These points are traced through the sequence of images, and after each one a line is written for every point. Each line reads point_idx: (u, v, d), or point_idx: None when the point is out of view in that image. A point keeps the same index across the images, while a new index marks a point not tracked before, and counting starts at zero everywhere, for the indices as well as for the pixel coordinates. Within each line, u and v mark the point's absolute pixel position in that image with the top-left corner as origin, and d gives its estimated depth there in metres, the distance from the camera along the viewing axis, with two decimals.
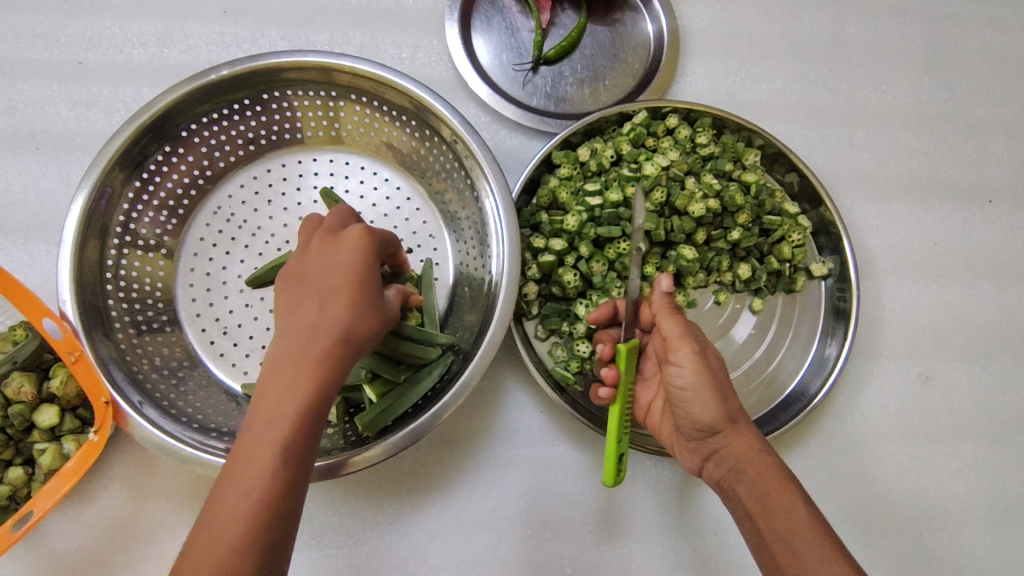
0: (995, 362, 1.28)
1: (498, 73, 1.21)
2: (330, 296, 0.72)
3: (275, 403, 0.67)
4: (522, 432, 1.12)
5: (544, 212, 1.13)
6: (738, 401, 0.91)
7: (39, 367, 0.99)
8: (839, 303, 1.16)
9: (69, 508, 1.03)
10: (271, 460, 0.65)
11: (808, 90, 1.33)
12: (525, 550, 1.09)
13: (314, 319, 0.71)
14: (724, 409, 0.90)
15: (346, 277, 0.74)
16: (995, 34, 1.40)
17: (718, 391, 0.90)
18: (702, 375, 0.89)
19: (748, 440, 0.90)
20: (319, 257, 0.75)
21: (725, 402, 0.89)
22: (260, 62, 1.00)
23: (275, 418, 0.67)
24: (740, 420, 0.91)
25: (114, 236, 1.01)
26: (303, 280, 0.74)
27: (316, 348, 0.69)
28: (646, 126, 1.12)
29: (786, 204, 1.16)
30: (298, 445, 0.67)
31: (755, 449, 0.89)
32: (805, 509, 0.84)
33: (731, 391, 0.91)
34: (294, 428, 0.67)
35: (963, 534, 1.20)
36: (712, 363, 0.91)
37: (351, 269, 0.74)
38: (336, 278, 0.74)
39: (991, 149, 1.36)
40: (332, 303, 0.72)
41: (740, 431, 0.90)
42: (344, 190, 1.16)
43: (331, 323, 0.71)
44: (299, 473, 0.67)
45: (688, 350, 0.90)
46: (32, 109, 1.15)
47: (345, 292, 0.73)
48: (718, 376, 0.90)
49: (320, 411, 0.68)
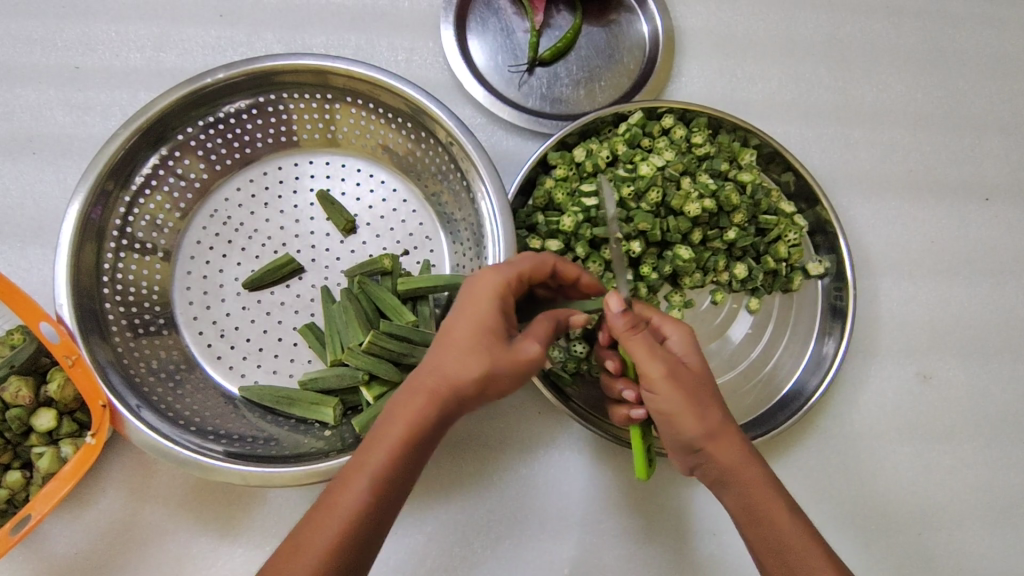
0: (993, 360, 1.28)
1: (494, 74, 1.22)
2: (454, 332, 0.79)
3: (383, 427, 0.75)
4: (519, 434, 1.12)
5: (540, 212, 1.13)
6: (719, 416, 0.84)
7: (36, 371, 0.99)
8: (836, 301, 1.15)
9: (67, 511, 1.03)
10: (361, 479, 0.73)
11: (804, 89, 1.33)
12: (523, 552, 1.09)
13: (437, 353, 0.79)
14: (704, 429, 0.83)
15: (472, 314, 0.79)
16: (991, 31, 1.41)
17: (696, 411, 0.83)
18: (677, 400, 0.82)
19: (735, 455, 0.84)
20: (465, 295, 0.81)
21: (703, 423, 0.83)
22: (257, 65, 1.00)
23: (379, 442, 0.75)
24: (722, 436, 0.84)
25: (111, 238, 1.01)
26: (450, 316, 0.81)
27: (428, 381, 0.77)
28: (642, 126, 1.13)
29: (782, 203, 1.17)
30: (391, 473, 0.74)
31: (740, 463, 0.84)
32: (794, 517, 0.84)
33: (712, 406, 0.84)
34: (390, 455, 0.74)
35: (962, 533, 1.20)
36: (688, 382, 0.83)
37: (479, 304, 0.79)
38: (461, 312, 0.80)
39: (988, 147, 1.36)
40: (452, 338, 0.78)
41: (723, 448, 0.84)
42: (340, 192, 1.16)
43: (448, 359, 0.77)
44: (387, 499, 0.74)
45: (662, 376, 0.82)
46: (30, 114, 1.16)
47: (466, 328, 0.78)
48: (697, 394, 0.83)
49: (409, 457, 0.75)
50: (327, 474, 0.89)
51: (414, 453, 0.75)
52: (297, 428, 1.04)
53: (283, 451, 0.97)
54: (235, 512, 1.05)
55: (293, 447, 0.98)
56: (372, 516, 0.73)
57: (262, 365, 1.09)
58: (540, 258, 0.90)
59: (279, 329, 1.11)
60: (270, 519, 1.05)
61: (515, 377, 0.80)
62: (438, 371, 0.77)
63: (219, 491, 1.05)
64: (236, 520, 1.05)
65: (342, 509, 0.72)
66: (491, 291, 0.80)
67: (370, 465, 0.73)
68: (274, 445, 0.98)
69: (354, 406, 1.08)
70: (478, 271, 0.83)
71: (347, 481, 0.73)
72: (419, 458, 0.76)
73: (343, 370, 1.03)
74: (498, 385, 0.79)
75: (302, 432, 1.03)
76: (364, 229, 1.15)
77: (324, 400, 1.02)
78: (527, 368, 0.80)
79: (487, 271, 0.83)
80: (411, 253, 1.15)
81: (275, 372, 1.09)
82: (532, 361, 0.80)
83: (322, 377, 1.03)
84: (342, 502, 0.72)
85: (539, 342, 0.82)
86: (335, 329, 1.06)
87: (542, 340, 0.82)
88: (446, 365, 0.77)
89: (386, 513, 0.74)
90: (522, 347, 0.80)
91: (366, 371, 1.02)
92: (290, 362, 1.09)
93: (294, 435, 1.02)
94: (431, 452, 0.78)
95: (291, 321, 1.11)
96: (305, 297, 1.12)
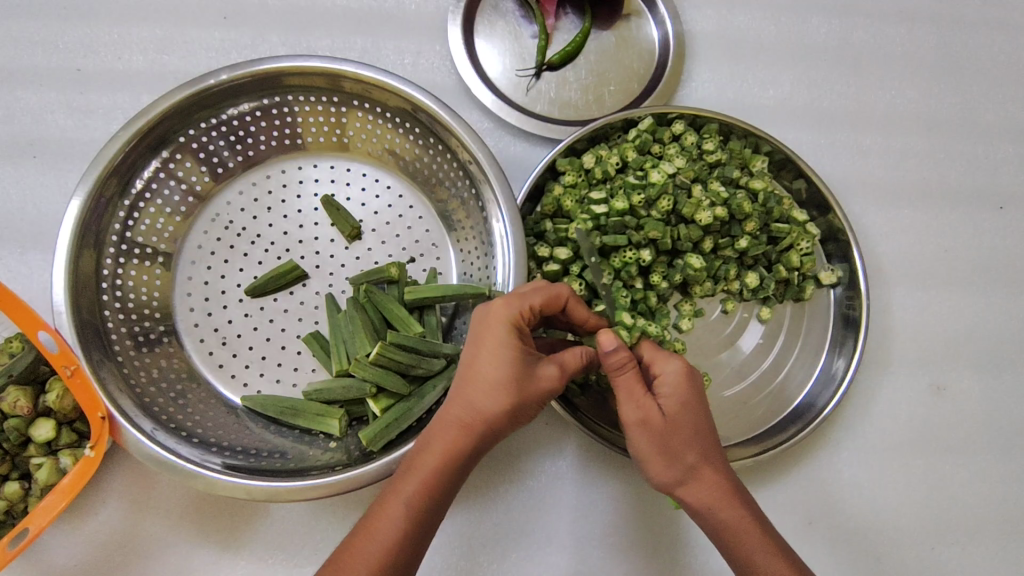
0: (1007, 370, 1.26)
1: (502, 79, 1.19)
2: (476, 368, 0.83)
3: (418, 458, 0.81)
4: (528, 446, 1.10)
5: (548, 220, 1.10)
6: (692, 457, 0.83)
7: (35, 380, 0.97)
8: (849, 311, 1.14)
9: (66, 523, 1.01)
10: (394, 507, 0.78)
11: (816, 95, 1.31)
12: (530, 565, 1.07)
13: (463, 386, 0.83)
14: (671, 473, 0.84)
15: (486, 346, 0.82)
16: (1004, 35, 1.39)
17: (666, 456, 0.84)
18: (645, 445, 0.84)
19: (708, 496, 0.84)
20: (481, 327, 0.84)
21: (675, 466, 0.84)
22: (260, 67, 0.98)
23: (413, 471, 0.80)
24: (698, 476, 0.84)
25: (111, 244, 0.99)
26: (470, 347, 0.84)
27: (458, 413, 0.82)
28: (652, 132, 1.10)
29: (794, 210, 1.13)
30: (424, 500, 0.78)
31: (716, 504, 0.83)
32: (770, 559, 0.82)
33: (686, 449, 0.83)
34: (425, 482, 0.79)
35: (973, 547, 1.18)
36: (660, 428, 0.83)
37: (495, 338, 0.82)
38: (478, 346, 0.83)
39: (1002, 154, 1.35)
40: (477, 372, 0.82)
41: (698, 487, 0.84)
42: (345, 197, 1.14)
43: (473, 393, 0.82)
44: (424, 523, 0.78)
45: (633, 422, 0.84)
46: (30, 117, 1.14)
47: (489, 364, 0.82)
48: (667, 441, 0.83)
49: (445, 488, 0.80)
50: (335, 489, 0.87)
51: (449, 477, 0.80)
52: (302, 439, 1.02)
53: (288, 464, 0.95)
54: (239, 525, 1.03)
55: (298, 460, 0.97)
56: (411, 540, 0.77)
57: (266, 373, 1.07)
58: (553, 288, 0.88)
59: (282, 336, 1.08)
60: (273, 532, 1.03)
61: (538, 403, 0.84)
62: (466, 405, 0.82)
63: (221, 502, 1.03)
64: (238, 532, 1.03)
65: (378, 537, 0.76)
66: (503, 323, 0.82)
67: (404, 494, 0.78)
68: (279, 458, 0.97)
69: (360, 417, 1.06)
70: (493, 299, 0.86)
71: (384, 507, 0.78)
72: (453, 484, 0.81)
73: (350, 383, 1.01)
74: (525, 410, 0.84)
75: (307, 444, 1.01)
76: (370, 236, 1.13)
77: (330, 411, 1.00)
78: (547, 395, 0.84)
79: (499, 303, 0.84)
80: (417, 260, 1.13)
81: (279, 381, 1.07)
82: (553, 386, 0.84)
83: (329, 389, 1.01)
84: (378, 531, 0.77)
85: (560, 369, 0.85)
86: (340, 338, 1.04)
87: (562, 367, 0.86)
88: (474, 398, 0.82)
89: (423, 535, 0.78)
90: (541, 375, 0.83)
91: (374, 383, 1.00)
92: (294, 371, 1.07)
93: (299, 447, 1.00)
94: (466, 475, 0.83)
95: (294, 329, 1.09)
96: (309, 305, 1.10)
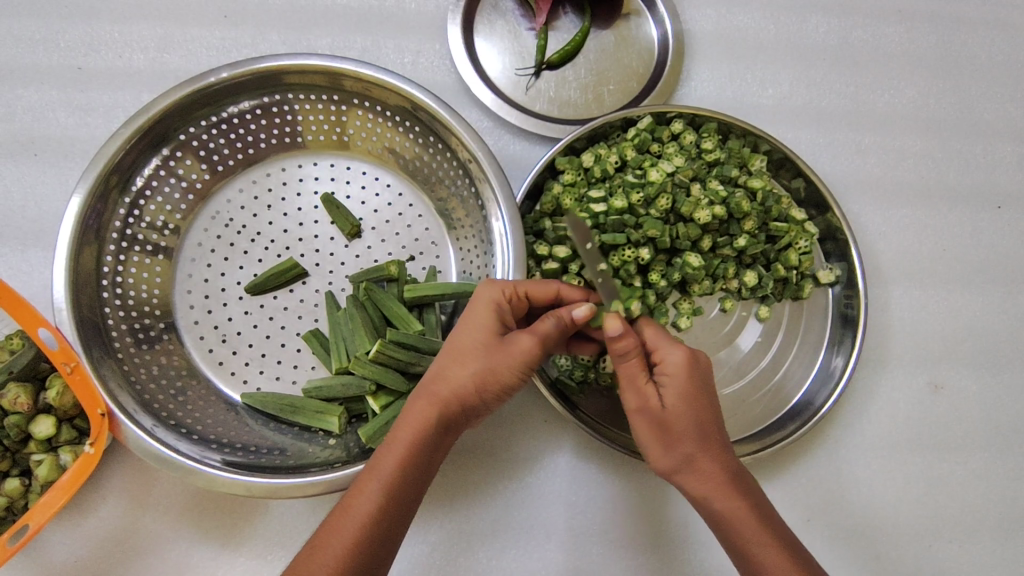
0: (1005, 370, 1.27)
1: (501, 78, 1.20)
2: (455, 346, 0.85)
3: (394, 433, 0.81)
4: (527, 444, 1.11)
5: (547, 218, 1.10)
6: (691, 447, 0.84)
7: (35, 376, 0.97)
8: (847, 310, 1.14)
9: (66, 519, 1.01)
10: (372, 485, 0.78)
11: (815, 95, 1.31)
12: (528, 562, 1.07)
13: (441, 363, 0.85)
14: (669, 460, 0.85)
15: (468, 325, 0.85)
16: (1003, 35, 1.39)
17: (662, 444, 0.85)
18: (643, 433, 0.86)
19: (705, 486, 0.84)
20: (468, 309, 0.87)
21: (671, 455, 0.85)
22: (260, 66, 0.99)
23: (391, 446, 0.80)
24: (696, 465, 0.84)
25: (111, 241, 0.99)
26: (456, 327, 0.87)
27: (434, 387, 0.83)
28: (651, 131, 1.10)
29: (794, 210, 1.14)
30: (397, 476, 0.79)
31: (714, 493, 0.84)
32: (765, 548, 0.83)
33: (683, 438, 0.84)
34: (400, 458, 0.79)
35: (971, 545, 1.18)
36: (660, 417, 0.84)
37: (474, 316, 0.85)
38: (460, 326, 0.86)
39: (1000, 153, 1.35)
40: (454, 348, 0.85)
41: (695, 476, 0.85)
42: (345, 195, 1.14)
43: (448, 367, 0.83)
44: (399, 501, 0.78)
45: (632, 409, 0.86)
46: (31, 115, 1.14)
47: (465, 341, 0.84)
48: (661, 429, 0.84)
49: (420, 463, 0.80)
50: (332, 486, 0.88)
51: (425, 452, 0.80)
52: (301, 436, 1.03)
53: (287, 461, 0.95)
54: (238, 522, 1.03)
55: (297, 457, 0.97)
56: (387, 521, 0.77)
57: (265, 371, 1.07)
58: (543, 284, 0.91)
59: (282, 334, 1.09)
60: (272, 528, 1.04)
61: (512, 374, 0.84)
62: (440, 379, 0.83)
63: (220, 499, 1.04)
64: (238, 528, 1.03)
65: (355, 513, 0.76)
66: (485, 304, 0.86)
67: (381, 471, 0.78)
68: (279, 455, 0.97)
69: (359, 414, 1.06)
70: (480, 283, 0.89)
71: (360, 487, 0.78)
72: (429, 459, 0.81)
73: (350, 381, 1.02)
74: (498, 380, 0.83)
75: (306, 441, 1.02)
76: (369, 233, 1.13)
77: (329, 409, 1.01)
78: (518, 365, 0.83)
79: (485, 286, 0.87)
80: (416, 258, 1.13)
81: (279, 378, 1.07)
82: (524, 355, 0.83)
83: (327, 386, 1.02)
84: (358, 506, 0.77)
85: (532, 336, 0.84)
86: (340, 336, 1.05)
87: (538, 336, 0.84)
88: (451, 373, 0.83)
89: (400, 513, 0.78)
90: (512, 345, 0.83)
91: (373, 380, 1.01)
92: (294, 369, 1.08)
93: (299, 444, 1.00)
94: (440, 451, 0.83)
95: (294, 327, 1.09)
96: (309, 303, 1.10)
